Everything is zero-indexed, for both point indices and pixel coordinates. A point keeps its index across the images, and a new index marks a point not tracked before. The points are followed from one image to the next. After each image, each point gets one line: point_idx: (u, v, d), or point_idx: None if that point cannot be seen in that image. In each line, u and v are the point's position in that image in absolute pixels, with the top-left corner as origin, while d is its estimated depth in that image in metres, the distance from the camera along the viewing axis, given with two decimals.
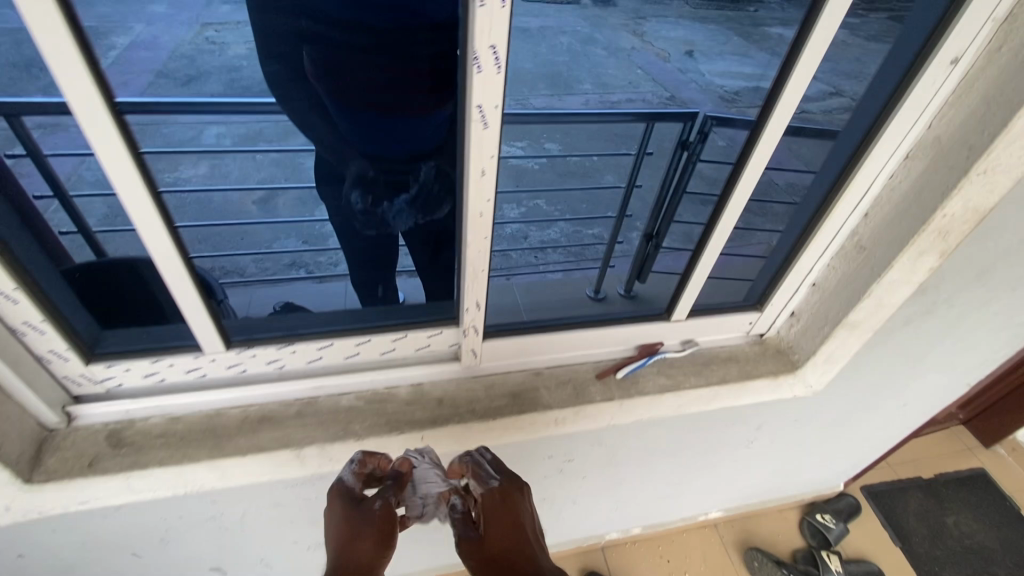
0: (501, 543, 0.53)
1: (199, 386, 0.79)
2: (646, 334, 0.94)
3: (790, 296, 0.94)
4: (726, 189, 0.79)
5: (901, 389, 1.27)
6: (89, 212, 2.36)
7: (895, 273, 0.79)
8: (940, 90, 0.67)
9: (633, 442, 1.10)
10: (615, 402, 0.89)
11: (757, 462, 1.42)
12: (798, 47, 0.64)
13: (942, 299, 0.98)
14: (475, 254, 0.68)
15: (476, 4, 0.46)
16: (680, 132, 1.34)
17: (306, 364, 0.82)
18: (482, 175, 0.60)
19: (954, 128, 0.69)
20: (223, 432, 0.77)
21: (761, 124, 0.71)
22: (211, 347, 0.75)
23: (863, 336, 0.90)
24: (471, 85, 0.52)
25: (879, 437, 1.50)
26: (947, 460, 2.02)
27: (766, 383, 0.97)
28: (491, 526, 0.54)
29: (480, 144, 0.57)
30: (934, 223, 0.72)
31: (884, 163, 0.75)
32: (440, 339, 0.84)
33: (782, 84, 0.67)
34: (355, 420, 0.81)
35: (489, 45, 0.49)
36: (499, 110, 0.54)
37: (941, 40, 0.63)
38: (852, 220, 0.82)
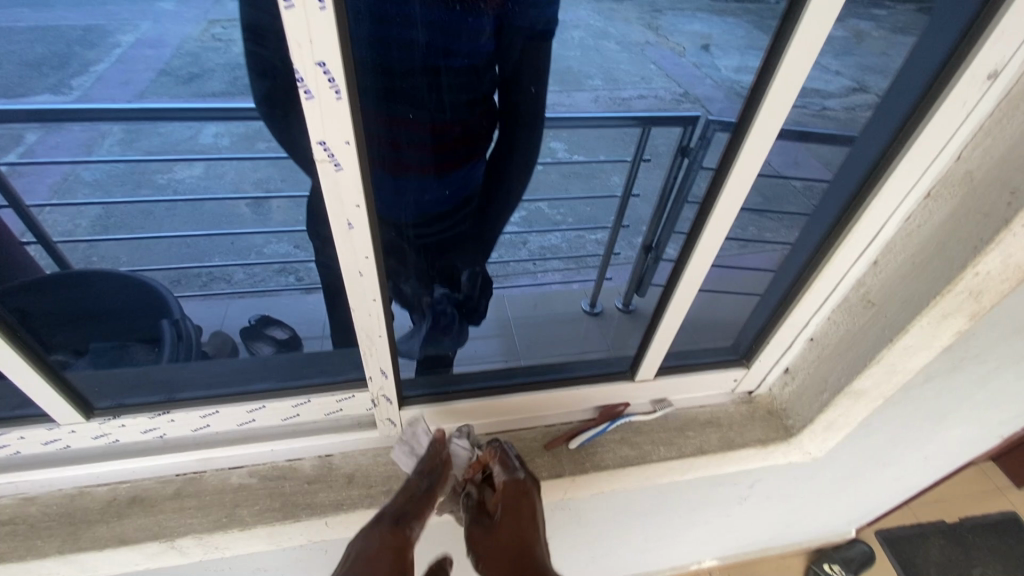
0: (515, 527, 0.53)
1: (60, 460, 0.66)
2: (605, 394, 0.79)
3: (781, 352, 0.79)
4: (696, 228, 0.64)
5: (926, 445, 1.08)
6: (81, 215, 2.30)
7: (910, 338, 0.62)
8: (972, 111, 0.51)
9: (603, 511, 0.93)
10: (565, 479, 0.74)
11: (758, 517, 1.22)
12: (775, 60, 0.49)
13: (972, 355, 0.80)
14: (364, 317, 0.55)
15: (278, 5, 0.32)
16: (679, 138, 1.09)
17: (191, 433, 0.69)
18: (350, 228, 0.46)
19: (992, 162, 0.53)
20: (85, 516, 0.66)
21: (734, 152, 0.57)
22: (66, 419, 0.63)
23: (871, 404, 0.73)
24: (306, 115, 0.38)
25: (900, 490, 1.31)
26: (975, 501, 1.78)
27: (753, 453, 0.81)
28: (512, 509, 0.55)
29: (337, 191, 0.43)
30: (961, 283, 0.55)
31: (898, 202, 0.59)
32: (352, 404, 0.70)
33: (755, 105, 0.53)
34: (243, 504, 0.68)
35: (315, 62, 0.35)
36: (354, 147, 0.41)
37: (974, 46, 0.47)
38: (858, 269, 0.66)
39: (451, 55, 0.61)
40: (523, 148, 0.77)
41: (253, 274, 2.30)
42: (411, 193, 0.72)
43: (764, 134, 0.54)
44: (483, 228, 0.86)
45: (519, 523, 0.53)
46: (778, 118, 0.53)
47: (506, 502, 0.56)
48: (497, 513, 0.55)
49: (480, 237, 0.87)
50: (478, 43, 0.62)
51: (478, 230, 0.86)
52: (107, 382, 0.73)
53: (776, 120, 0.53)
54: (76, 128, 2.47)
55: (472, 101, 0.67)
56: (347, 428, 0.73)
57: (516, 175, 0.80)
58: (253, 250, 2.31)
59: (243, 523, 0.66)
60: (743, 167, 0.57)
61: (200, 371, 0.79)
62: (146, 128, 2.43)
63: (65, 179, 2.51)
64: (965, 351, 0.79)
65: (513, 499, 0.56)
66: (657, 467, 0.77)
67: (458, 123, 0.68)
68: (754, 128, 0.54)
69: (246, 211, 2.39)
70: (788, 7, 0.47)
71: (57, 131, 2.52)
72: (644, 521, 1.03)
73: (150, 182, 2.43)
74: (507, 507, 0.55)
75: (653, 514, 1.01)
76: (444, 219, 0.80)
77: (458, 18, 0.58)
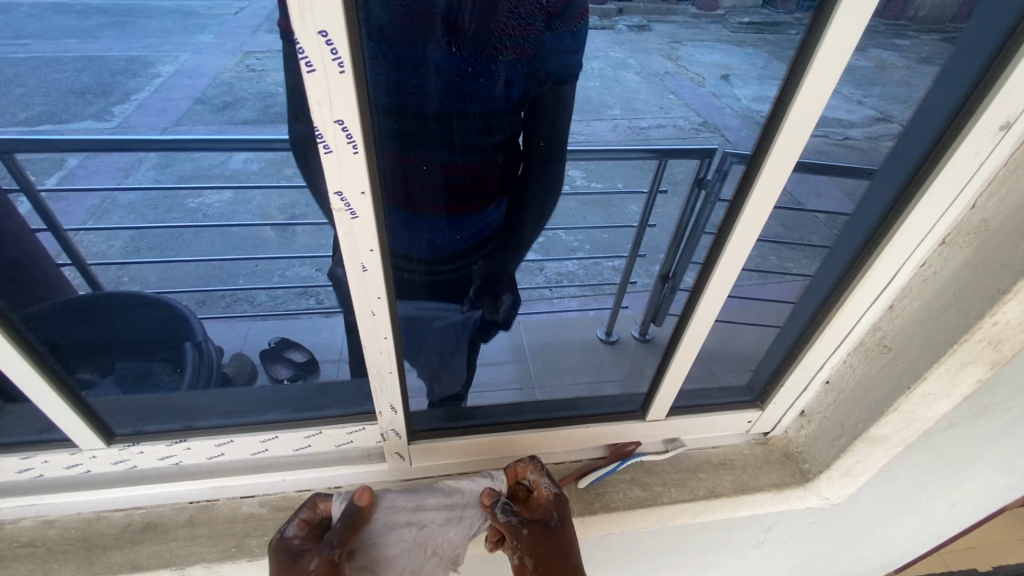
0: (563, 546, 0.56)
1: (79, 483, 0.68)
2: (615, 433, 0.78)
3: (796, 394, 0.77)
4: (704, 270, 0.64)
5: (953, 491, 1.04)
6: (115, 237, 2.40)
7: (930, 385, 0.61)
8: (985, 162, 0.51)
9: (612, 552, 0.91)
10: (573, 519, 0.73)
11: (776, 562, 1.17)
12: (781, 113, 0.49)
13: (998, 401, 0.78)
14: (374, 354, 0.56)
15: (301, 70, 0.35)
16: (697, 170, 1.09)
17: (206, 460, 0.70)
18: (364, 271, 0.47)
19: (1008, 211, 0.52)
20: (101, 541, 0.67)
21: (742, 200, 0.56)
22: (88, 444, 0.65)
23: (891, 450, 0.71)
24: (324, 167, 0.40)
25: (927, 537, 1.25)
26: (1010, 550, 1.68)
27: (767, 497, 0.78)
28: (565, 522, 0.58)
29: (352, 236, 0.44)
30: (979, 333, 0.54)
31: (912, 250, 0.58)
32: (362, 436, 0.71)
33: (761, 155, 0.53)
34: (252, 534, 0.69)
35: (334, 119, 0.37)
36: (369, 196, 0.42)
37: (986, 97, 0.47)
38: (872, 314, 0.65)
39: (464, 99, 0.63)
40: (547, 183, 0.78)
41: (275, 297, 2.34)
42: (425, 232, 0.73)
43: (773, 182, 0.54)
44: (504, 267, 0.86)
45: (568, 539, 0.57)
46: (788, 166, 0.53)
47: (559, 515, 0.59)
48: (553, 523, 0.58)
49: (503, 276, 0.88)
50: (496, 87, 0.64)
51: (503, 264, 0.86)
52: (128, 408, 0.75)
53: (787, 168, 0.53)
54: (115, 154, 2.59)
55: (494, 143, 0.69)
56: (357, 460, 0.73)
57: (545, 209, 0.82)
58: (275, 272, 2.36)
59: (251, 553, 0.67)
60: (751, 212, 0.57)
61: (219, 398, 0.81)
62: (180, 155, 2.55)
63: (103, 203, 2.63)
64: (989, 397, 0.76)
65: (565, 514, 0.59)
66: (668, 509, 0.75)
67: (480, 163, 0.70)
68: (762, 179, 0.54)
69: (272, 234, 2.46)
70: (792, 66, 0.47)
71: (98, 156, 2.65)
72: (657, 562, 1.00)
73: (182, 206, 2.53)
74: (560, 520, 0.58)
75: (665, 556, 0.98)
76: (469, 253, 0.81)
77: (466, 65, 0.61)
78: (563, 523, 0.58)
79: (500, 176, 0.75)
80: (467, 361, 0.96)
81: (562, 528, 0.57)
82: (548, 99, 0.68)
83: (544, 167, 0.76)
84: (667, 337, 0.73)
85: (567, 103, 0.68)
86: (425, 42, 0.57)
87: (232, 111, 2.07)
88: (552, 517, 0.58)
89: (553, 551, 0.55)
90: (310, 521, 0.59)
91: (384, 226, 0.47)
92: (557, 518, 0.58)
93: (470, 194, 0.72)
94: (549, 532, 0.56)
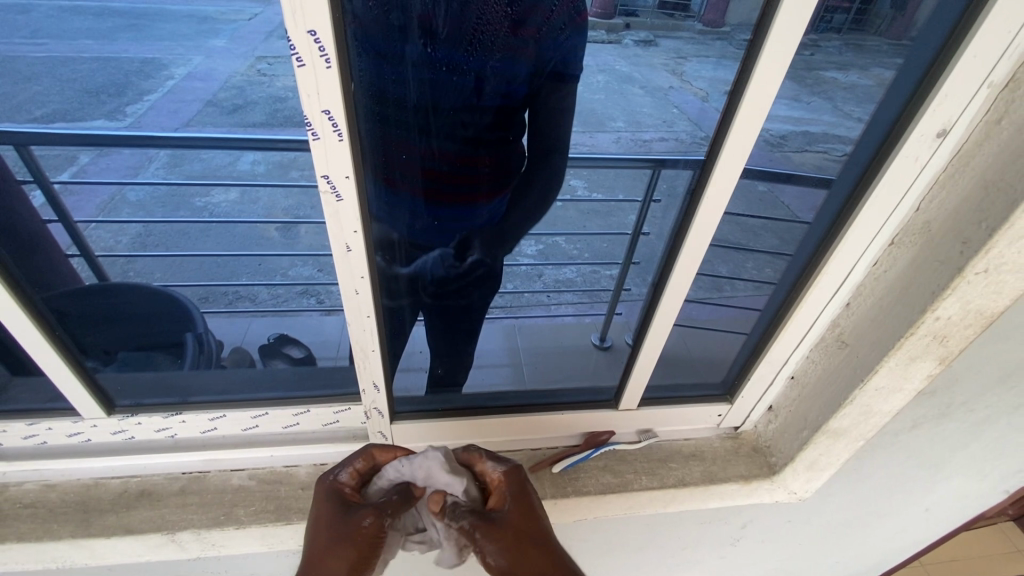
0: (522, 524, 0.56)
1: (80, 452, 0.73)
2: (589, 421, 0.82)
3: (764, 389, 0.81)
4: (670, 258, 0.70)
5: (925, 496, 1.06)
6: (122, 232, 2.45)
7: (882, 378, 0.64)
8: (925, 166, 0.55)
9: (589, 541, 0.94)
10: (547, 502, 0.76)
11: (755, 563, 1.18)
12: (732, 111, 0.56)
13: (960, 401, 0.81)
14: (358, 332, 0.61)
15: (294, 62, 0.39)
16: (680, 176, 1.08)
17: (200, 434, 0.74)
18: (348, 250, 0.52)
19: (947, 214, 0.56)
20: (97, 506, 0.71)
21: (702, 187, 0.63)
22: (90, 413, 0.70)
23: (852, 444, 0.74)
24: (313, 153, 0.45)
25: (906, 543, 1.26)
26: (994, 563, 1.67)
27: (736, 489, 0.81)
28: (517, 506, 0.57)
29: (337, 217, 0.49)
30: (924, 327, 0.58)
31: (863, 249, 0.62)
32: (348, 416, 0.75)
33: (718, 145, 0.59)
34: (241, 504, 0.72)
35: (322, 109, 0.42)
36: (353, 180, 0.47)
37: (921, 108, 0.51)
38: (830, 309, 0.70)
39: (447, 95, 0.69)
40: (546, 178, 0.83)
41: (275, 295, 2.38)
42: (405, 216, 0.78)
43: (726, 175, 0.60)
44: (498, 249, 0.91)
45: (528, 521, 0.57)
46: (740, 160, 0.59)
47: (511, 498, 0.58)
48: (503, 510, 0.57)
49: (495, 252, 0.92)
50: (485, 84, 0.69)
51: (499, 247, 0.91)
52: (129, 382, 0.80)
53: (740, 162, 0.59)
54: (127, 152, 2.67)
55: (491, 135, 0.75)
56: (343, 439, 0.77)
57: (544, 200, 0.87)
58: (277, 270, 2.40)
59: (238, 521, 0.71)
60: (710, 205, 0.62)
61: (216, 378, 0.86)
62: (189, 154, 2.62)
63: (112, 199, 2.68)
64: (951, 397, 0.80)
65: (517, 495, 0.59)
66: (638, 495, 0.79)
67: (475, 154, 0.75)
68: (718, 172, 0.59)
69: (275, 234, 2.52)
70: (742, 66, 0.53)
71: (110, 154, 2.73)
72: (633, 556, 1.03)
73: (189, 204, 2.58)
74: (513, 504, 0.58)
75: (642, 549, 1.01)
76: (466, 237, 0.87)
77: (448, 63, 0.66)
78: (516, 506, 0.57)
79: (488, 174, 0.79)
80: (466, 338, 0.99)
81: (516, 511, 0.57)
82: (542, 96, 0.72)
83: (540, 160, 0.81)
84: (640, 328, 0.78)
85: (563, 102, 0.73)
86: (410, 39, 0.62)
87: (243, 112, 2.19)
88: (504, 504, 0.58)
89: (516, 542, 0.55)
90: (362, 472, 0.61)
91: (367, 210, 0.51)
92: (510, 503, 0.58)
93: (467, 179, 0.77)
94: (505, 523, 0.55)
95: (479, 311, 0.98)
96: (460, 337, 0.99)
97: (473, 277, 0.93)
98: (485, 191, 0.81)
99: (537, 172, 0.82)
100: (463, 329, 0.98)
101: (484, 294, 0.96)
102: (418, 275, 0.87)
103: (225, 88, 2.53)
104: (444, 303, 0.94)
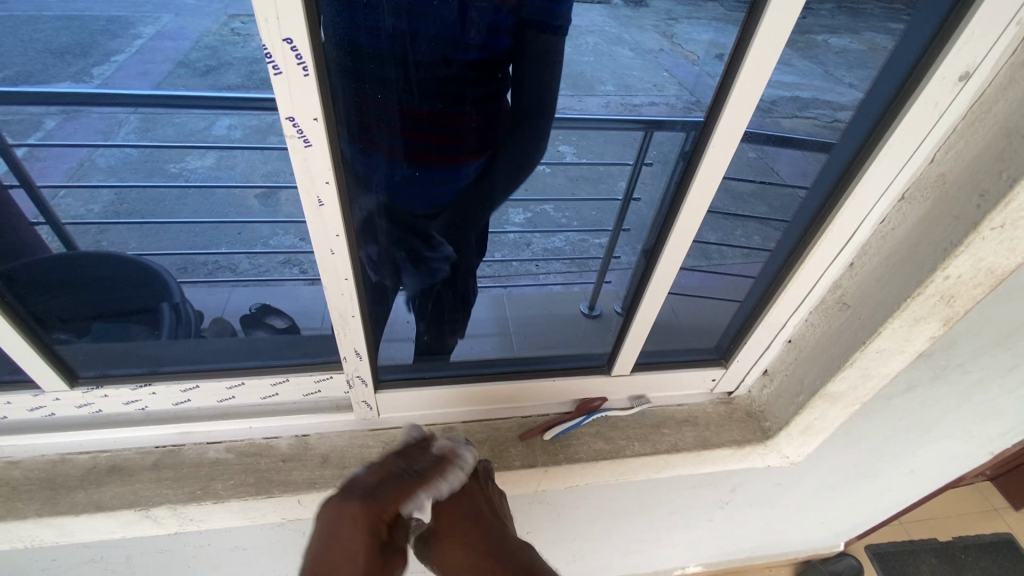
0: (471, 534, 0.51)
1: (44, 426, 0.69)
2: (581, 388, 0.80)
3: (759, 353, 0.80)
4: (667, 221, 0.66)
5: (911, 458, 1.07)
6: (93, 199, 2.34)
7: (884, 340, 0.62)
8: (943, 114, 0.51)
9: (580, 507, 0.93)
10: (538, 470, 0.75)
11: (742, 525, 1.20)
12: (737, 63, 0.51)
13: (955, 364, 0.80)
14: (336, 296, 0.57)
15: None
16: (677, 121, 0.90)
17: (173, 406, 0.71)
18: (321, 206, 0.48)
19: (962, 166, 0.53)
20: (65, 482, 0.68)
21: (702, 146, 0.58)
22: (51, 386, 0.65)
23: (848, 408, 0.73)
24: (276, 91, 0.40)
25: (887, 504, 1.29)
26: (968, 521, 1.73)
27: (728, 454, 0.80)
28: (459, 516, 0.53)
29: (306, 166, 0.45)
30: (932, 286, 0.56)
31: (871, 205, 0.59)
32: (330, 384, 0.72)
33: (722, 99, 0.54)
34: (218, 478, 0.69)
35: (283, 37, 0.37)
36: (322, 124, 0.42)
37: (945, 49, 0.47)
38: (833, 271, 0.67)
39: (425, 42, 0.63)
40: (535, 135, 0.78)
41: (257, 265, 2.31)
42: (384, 179, 0.72)
43: (731, 133, 0.56)
44: (482, 213, 0.87)
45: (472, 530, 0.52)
46: (746, 113, 0.54)
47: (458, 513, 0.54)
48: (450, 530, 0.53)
49: (480, 217, 0.88)
50: (468, 29, 0.63)
51: (483, 212, 0.87)
52: (95, 351, 0.75)
53: (744, 115, 0.55)
54: (94, 116, 2.53)
55: (475, 88, 0.69)
56: (325, 409, 0.74)
57: (532, 160, 0.82)
58: (257, 239, 2.32)
59: (216, 496, 0.68)
60: (711, 161, 0.58)
61: (190, 348, 0.81)
62: (160, 117, 2.50)
63: (81, 164, 2.55)
64: (947, 360, 0.78)
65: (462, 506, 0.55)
66: (631, 462, 0.77)
67: (458, 109, 0.70)
68: (720, 126, 0.55)
69: (254, 202, 2.43)
70: (750, 11, 0.48)
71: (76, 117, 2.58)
72: (624, 521, 1.03)
73: (163, 170, 2.47)
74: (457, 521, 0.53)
75: (632, 513, 1.01)
76: (451, 202, 0.82)
77: (425, 5, 0.60)
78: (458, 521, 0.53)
79: (473, 131, 0.74)
80: (451, 308, 0.96)
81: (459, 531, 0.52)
82: (532, 41, 0.66)
83: (529, 116, 0.76)
84: (634, 292, 0.75)
85: (555, 48, 0.68)
86: None
87: (216, 73, 2.08)
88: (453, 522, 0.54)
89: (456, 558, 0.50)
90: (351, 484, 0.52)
91: (340, 159, 0.47)
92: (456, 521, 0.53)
93: (450, 137, 0.72)
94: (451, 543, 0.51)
95: (468, 276, 0.95)
96: (445, 307, 0.95)
97: (458, 243, 0.89)
98: (469, 149, 0.76)
99: (526, 128, 0.77)
100: (457, 296, 0.96)
101: (469, 260, 0.93)
102: (400, 242, 0.83)
103: (196, 47, 2.38)
104: (427, 272, 0.90)
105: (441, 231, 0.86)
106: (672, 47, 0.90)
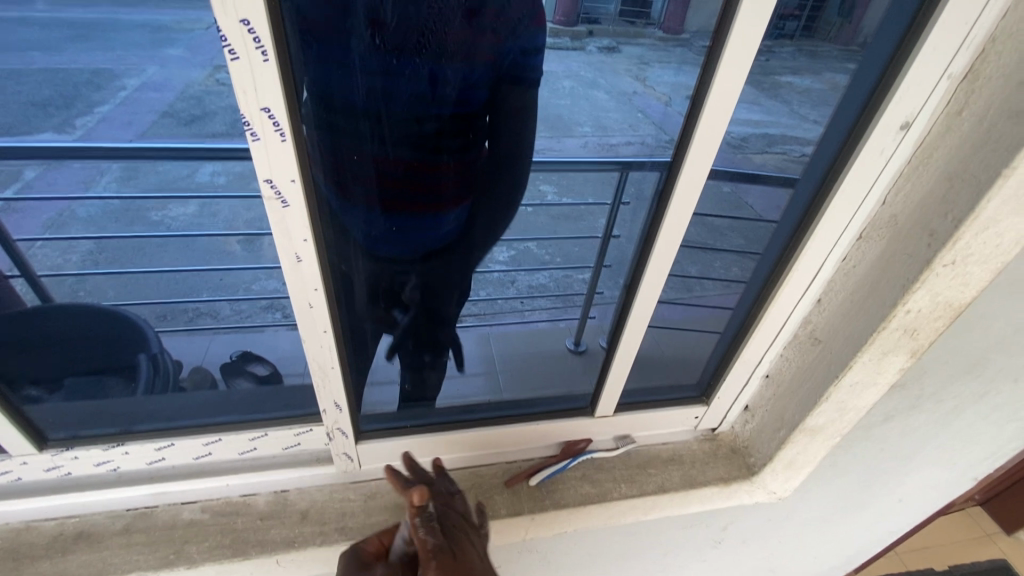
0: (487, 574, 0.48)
1: (8, 493, 0.66)
2: (565, 431, 0.80)
3: (739, 389, 0.81)
4: (641, 260, 0.68)
5: (898, 488, 1.07)
6: (71, 250, 2.31)
7: (856, 373, 0.64)
8: (891, 159, 0.55)
9: (570, 553, 0.91)
10: (524, 517, 0.73)
11: (737, 564, 1.18)
12: (696, 112, 0.54)
13: (929, 393, 0.82)
14: (315, 350, 0.57)
15: (225, 57, 0.36)
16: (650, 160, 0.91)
17: (146, 466, 0.69)
18: (299, 261, 0.49)
19: (912, 206, 0.56)
20: (27, 552, 0.64)
21: (669, 191, 0.60)
22: (16, 450, 0.63)
23: (829, 441, 0.74)
24: (254, 156, 0.41)
25: (879, 535, 1.28)
26: (963, 549, 1.71)
27: (715, 493, 0.80)
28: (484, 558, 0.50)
29: (285, 225, 0.46)
30: (896, 319, 0.58)
31: (833, 244, 0.62)
32: (309, 438, 0.71)
33: (685, 146, 0.57)
34: (192, 540, 0.67)
35: (261, 107, 0.39)
36: (300, 185, 0.44)
37: (885, 100, 0.51)
38: (802, 307, 0.69)
39: (401, 99, 0.65)
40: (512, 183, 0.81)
41: (239, 310, 2.28)
42: (361, 229, 0.73)
43: (696, 176, 0.58)
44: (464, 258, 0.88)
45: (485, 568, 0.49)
46: (709, 157, 0.57)
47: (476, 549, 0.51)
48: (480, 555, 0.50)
49: (462, 263, 0.88)
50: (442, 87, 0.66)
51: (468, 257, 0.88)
52: (67, 409, 0.73)
53: (709, 158, 0.57)
54: (74, 164, 2.52)
55: (452, 141, 0.71)
56: (306, 462, 0.73)
57: (510, 207, 0.85)
58: (239, 284, 2.31)
59: (190, 560, 0.65)
60: (679, 203, 0.61)
61: (169, 403, 0.79)
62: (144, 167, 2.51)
63: (60, 214, 2.53)
64: (920, 389, 0.80)
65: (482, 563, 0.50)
66: (619, 505, 0.76)
67: (436, 161, 0.72)
68: (687, 169, 0.58)
69: (238, 248, 2.42)
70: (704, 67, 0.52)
71: (58, 168, 2.58)
72: (616, 566, 1.00)
73: (144, 219, 2.46)
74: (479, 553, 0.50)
75: (624, 557, 0.98)
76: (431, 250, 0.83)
77: (400, 65, 0.63)
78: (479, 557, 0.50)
79: (452, 181, 0.75)
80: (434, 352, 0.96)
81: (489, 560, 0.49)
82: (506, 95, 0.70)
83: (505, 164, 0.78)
84: (613, 332, 0.76)
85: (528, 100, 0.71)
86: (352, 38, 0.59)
87: (202, 124, 2.11)
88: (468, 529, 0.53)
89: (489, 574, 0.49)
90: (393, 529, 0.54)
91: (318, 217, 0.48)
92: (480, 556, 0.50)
93: (427, 188, 0.74)
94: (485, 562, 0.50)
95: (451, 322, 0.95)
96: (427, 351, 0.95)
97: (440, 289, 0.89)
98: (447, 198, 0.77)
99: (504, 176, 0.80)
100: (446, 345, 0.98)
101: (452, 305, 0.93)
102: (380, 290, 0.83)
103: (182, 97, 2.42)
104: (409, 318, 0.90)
105: (422, 277, 0.86)
106: (646, 91, 0.94)
